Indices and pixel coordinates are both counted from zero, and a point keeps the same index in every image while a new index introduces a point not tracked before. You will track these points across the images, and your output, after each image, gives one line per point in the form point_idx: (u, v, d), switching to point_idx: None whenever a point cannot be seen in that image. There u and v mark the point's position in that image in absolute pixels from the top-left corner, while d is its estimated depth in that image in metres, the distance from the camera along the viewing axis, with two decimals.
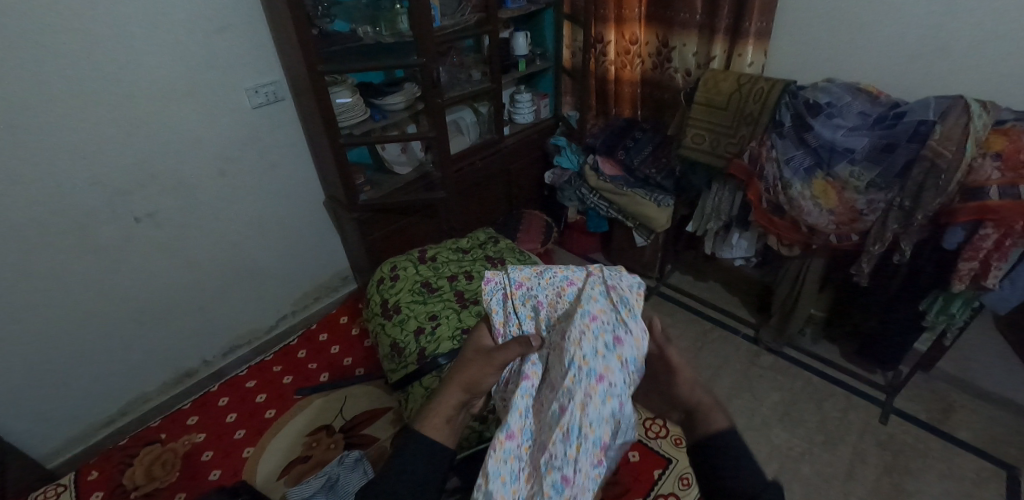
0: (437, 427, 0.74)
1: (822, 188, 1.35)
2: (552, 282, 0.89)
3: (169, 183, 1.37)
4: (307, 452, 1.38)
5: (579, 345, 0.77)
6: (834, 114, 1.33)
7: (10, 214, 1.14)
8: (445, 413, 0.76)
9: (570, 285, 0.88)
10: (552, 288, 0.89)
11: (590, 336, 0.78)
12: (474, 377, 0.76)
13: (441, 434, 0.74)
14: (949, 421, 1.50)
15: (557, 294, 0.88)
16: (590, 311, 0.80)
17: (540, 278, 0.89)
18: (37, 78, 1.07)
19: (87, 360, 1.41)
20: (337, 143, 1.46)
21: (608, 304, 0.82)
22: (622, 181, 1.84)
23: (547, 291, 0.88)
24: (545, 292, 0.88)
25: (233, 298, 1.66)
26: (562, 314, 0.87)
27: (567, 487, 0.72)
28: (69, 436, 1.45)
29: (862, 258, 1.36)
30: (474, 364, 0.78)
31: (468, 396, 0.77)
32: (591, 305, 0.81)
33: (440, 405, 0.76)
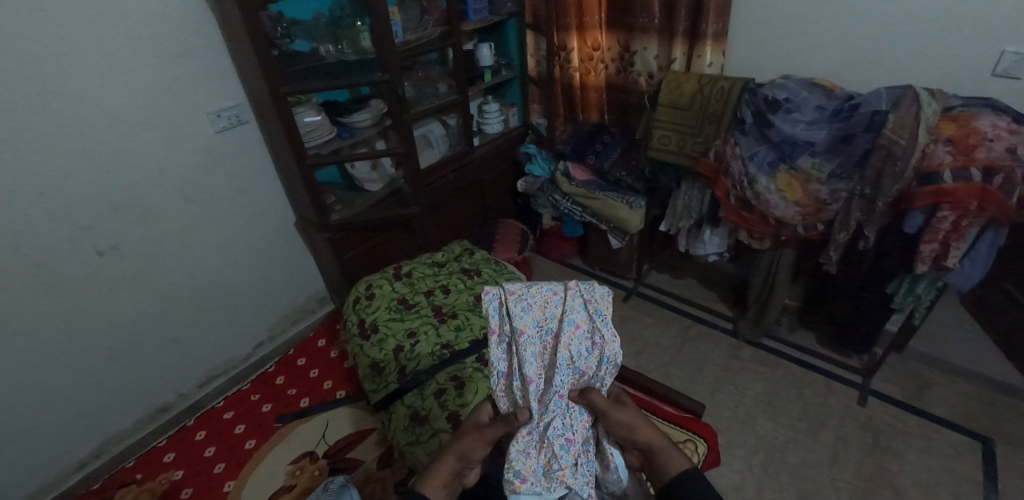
0: (436, 490, 0.71)
1: (786, 181, 1.39)
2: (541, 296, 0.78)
3: (133, 214, 1.33)
4: (291, 481, 1.34)
5: (567, 348, 0.73)
6: (792, 110, 1.36)
7: None
8: (443, 475, 0.72)
9: (555, 293, 0.77)
10: (538, 294, 0.76)
11: (576, 341, 0.74)
12: (466, 446, 0.73)
13: (439, 497, 0.70)
14: (925, 399, 1.55)
15: (544, 300, 0.76)
16: (574, 320, 0.74)
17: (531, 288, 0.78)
18: None
19: (52, 403, 1.34)
20: (305, 163, 1.44)
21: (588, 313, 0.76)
22: (594, 185, 1.86)
23: (536, 296, 0.76)
24: (532, 297, 0.76)
25: (207, 328, 1.62)
26: (550, 319, 0.75)
27: (571, 447, 0.75)
28: (37, 485, 1.38)
29: (829, 247, 1.41)
30: (466, 433, 0.75)
31: (461, 466, 0.72)
32: (575, 314, 0.75)
33: (436, 467, 0.73)
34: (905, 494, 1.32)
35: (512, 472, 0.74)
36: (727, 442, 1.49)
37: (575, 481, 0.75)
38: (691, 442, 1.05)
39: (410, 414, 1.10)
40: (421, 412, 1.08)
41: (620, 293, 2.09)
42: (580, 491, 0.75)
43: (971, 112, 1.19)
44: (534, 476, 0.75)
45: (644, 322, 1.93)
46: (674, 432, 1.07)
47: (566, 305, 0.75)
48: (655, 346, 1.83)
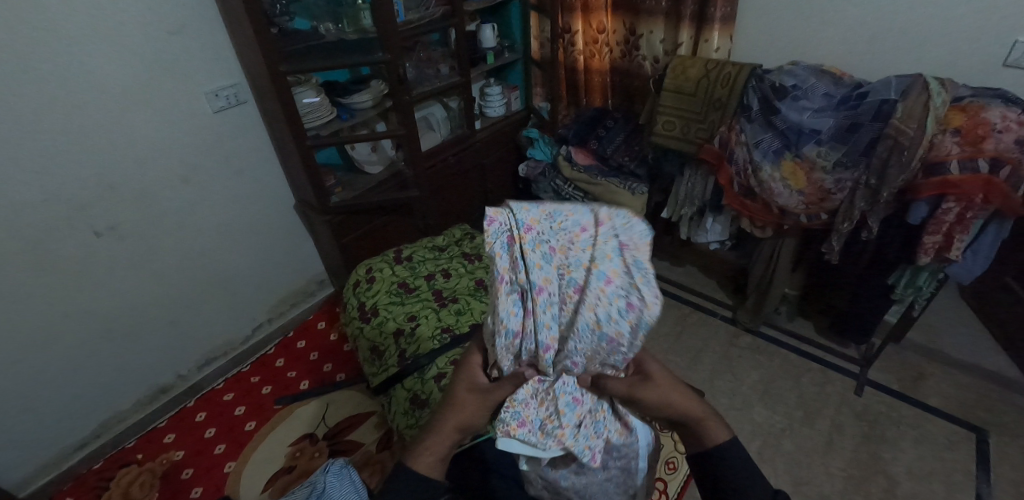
0: (431, 465, 0.62)
1: (790, 169, 1.38)
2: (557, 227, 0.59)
3: (130, 195, 1.31)
4: (290, 462, 1.35)
5: (588, 309, 0.55)
6: (799, 97, 1.35)
7: None
8: (438, 449, 0.62)
9: (582, 232, 0.57)
10: (561, 236, 0.57)
11: (601, 301, 0.55)
12: (470, 418, 0.62)
13: (435, 475, 0.62)
14: (920, 389, 1.56)
15: (567, 243, 0.56)
16: (602, 272, 0.55)
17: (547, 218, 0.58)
18: None
19: (52, 384, 1.34)
20: (305, 145, 1.42)
21: (622, 265, 0.55)
22: (596, 170, 1.85)
23: (559, 236, 0.56)
24: (553, 240, 0.57)
25: (205, 310, 1.61)
26: (572, 269, 0.56)
27: (577, 408, 0.67)
28: (38, 463, 1.39)
29: (832, 236, 1.40)
30: (467, 400, 0.62)
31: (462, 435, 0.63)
32: (603, 264, 0.55)
33: (430, 441, 0.62)
34: (898, 483, 1.34)
35: (511, 412, 0.65)
36: None
37: (578, 444, 0.68)
38: None
39: (410, 398, 1.09)
40: (421, 395, 1.07)
41: None
42: (579, 453, 0.69)
43: (981, 102, 1.16)
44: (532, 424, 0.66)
45: None
46: None
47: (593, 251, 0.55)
48: (654, 333, 1.84)
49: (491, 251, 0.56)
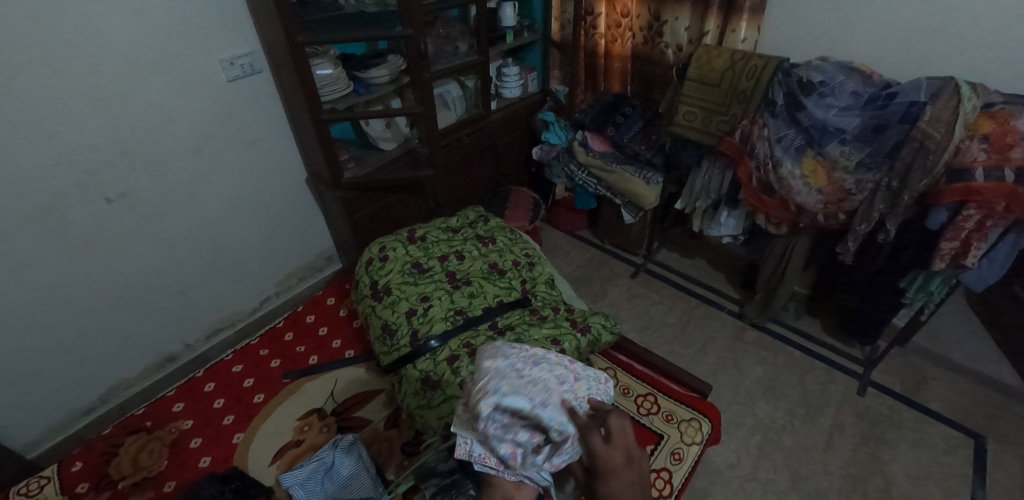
0: None
1: (812, 167, 1.37)
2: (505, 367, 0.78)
3: (141, 162, 1.28)
4: (298, 436, 1.30)
5: (543, 382, 0.76)
6: (826, 94, 1.32)
7: None
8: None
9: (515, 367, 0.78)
10: (519, 358, 0.79)
11: (535, 388, 0.74)
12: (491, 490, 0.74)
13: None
14: (922, 393, 1.57)
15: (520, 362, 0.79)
16: (518, 379, 0.75)
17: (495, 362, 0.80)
18: None
19: (60, 349, 1.34)
20: (321, 118, 1.39)
21: (512, 386, 0.73)
22: (612, 158, 1.80)
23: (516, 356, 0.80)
24: (521, 356, 0.80)
25: (214, 280, 1.60)
26: (526, 367, 0.78)
27: (570, 376, 0.80)
28: (47, 426, 1.39)
29: (848, 237, 1.39)
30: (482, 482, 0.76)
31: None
32: (517, 378, 0.75)
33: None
34: (895, 484, 1.36)
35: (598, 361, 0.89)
36: (726, 422, 1.52)
37: (510, 355, 0.80)
38: (695, 421, 1.20)
39: (422, 378, 1.08)
40: (433, 377, 1.07)
41: (628, 269, 2.06)
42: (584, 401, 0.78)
43: (1014, 109, 1.13)
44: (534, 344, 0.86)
45: (650, 299, 1.92)
46: (681, 411, 1.22)
47: (513, 369, 0.76)
48: (661, 323, 1.83)
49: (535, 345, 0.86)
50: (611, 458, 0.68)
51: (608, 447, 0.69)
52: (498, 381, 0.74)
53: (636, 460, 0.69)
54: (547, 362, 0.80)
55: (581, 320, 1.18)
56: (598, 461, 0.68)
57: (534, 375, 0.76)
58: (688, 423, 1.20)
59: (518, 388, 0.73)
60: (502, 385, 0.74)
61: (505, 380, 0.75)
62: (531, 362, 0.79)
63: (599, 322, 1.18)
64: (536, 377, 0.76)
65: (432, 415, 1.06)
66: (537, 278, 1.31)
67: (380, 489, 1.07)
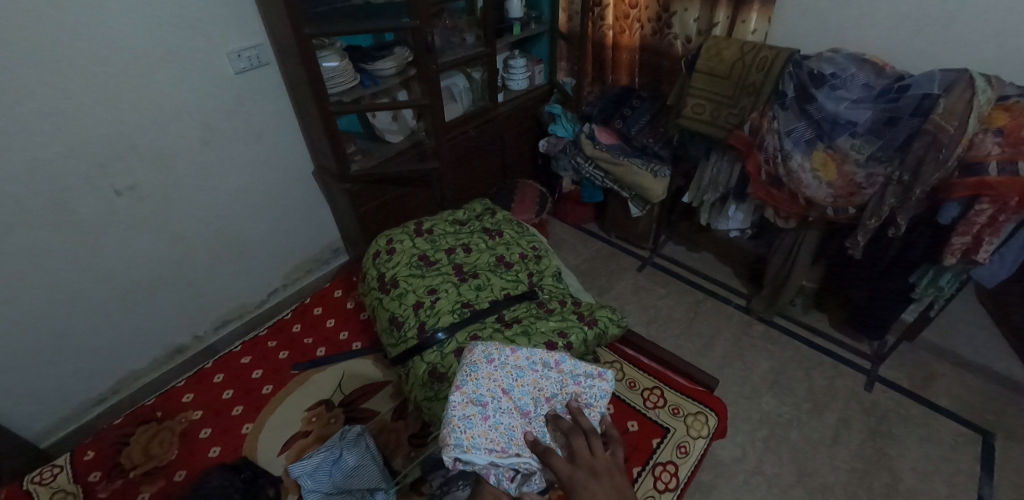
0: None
1: (822, 160, 1.34)
2: (467, 412, 0.85)
3: (150, 154, 1.29)
4: (306, 427, 1.31)
5: (503, 422, 0.86)
6: (838, 86, 1.31)
7: None
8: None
9: (476, 409, 0.85)
10: (481, 395, 0.87)
11: (495, 432, 0.85)
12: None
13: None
14: (930, 389, 1.56)
15: (481, 401, 0.87)
16: (480, 425, 0.84)
17: (459, 401, 0.86)
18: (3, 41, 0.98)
19: (71, 339, 1.35)
20: (328, 111, 1.39)
21: (473, 437, 0.82)
22: (619, 150, 1.79)
23: (477, 394, 0.87)
24: (483, 391, 0.88)
25: (222, 273, 1.61)
26: (487, 407, 0.86)
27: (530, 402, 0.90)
28: (60, 415, 1.41)
29: (858, 231, 1.38)
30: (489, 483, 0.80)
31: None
32: (478, 424, 0.84)
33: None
34: (901, 479, 1.35)
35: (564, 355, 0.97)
36: (732, 415, 1.52)
37: (472, 392, 0.87)
38: (701, 415, 1.20)
39: (429, 371, 1.08)
40: (441, 369, 1.07)
41: (634, 263, 2.06)
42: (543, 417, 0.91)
43: None
44: (500, 359, 0.92)
45: (656, 293, 1.92)
46: (688, 404, 1.22)
47: (474, 415, 0.85)
48: (667, 317, 1.83)
49: (499, 360, 0.92)
50: (574, 475, 0.75)
51: (572, 466, 0.76)
52: (459, 433, 0.82)
53: (603, 473, 0.75)
54: (506, 396, 0.89)
55: (588, 314, 1.18)
56: (564, 479, 0.75)
57: (495, 416, 0.86)
58: (695, 417, 1.20)
59: (479, 437, 0.83)
60: (463, 436, 0.82)
61: (468, 430, 0.83)
62: (490, 401, 0.87)
63: (606, 315, 1.18)
64: (497, 421, 0.86)
65: (439, 408, 1.05)
66: (543, 271, 1.31)
67: (391, 482, 1.08)
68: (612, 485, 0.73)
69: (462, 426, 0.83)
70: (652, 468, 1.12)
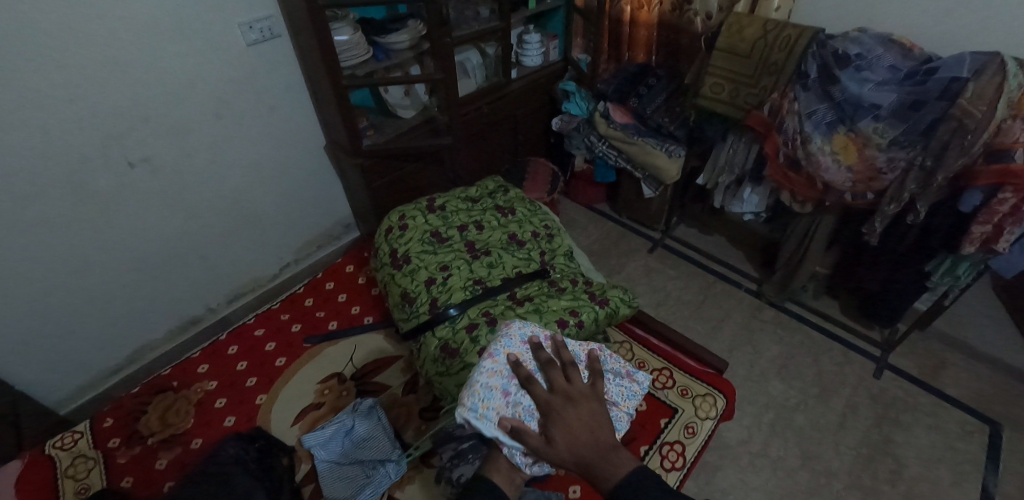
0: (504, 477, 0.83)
1: (842, 143, 1.32)
2: (491, 381, 0.87)
3: (163, 127, 1.28)
4: (319, 399, 1.33)
5: (518, 403, 0.86)
6: (863, 67, 1.29)
7: None
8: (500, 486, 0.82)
9: (497, 382, 0.87)
10: (505, 371, 0.89)
11: (508, 408, 0.85)
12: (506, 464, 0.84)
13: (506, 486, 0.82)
14: (939, 378, 1.56)
15: (504, 377, 0.88)
16: (495, 397, 0.85)
17: (487, 369, 0.88)
18: (15, 10, 0.96)
19: (89, 310, 1.38)
20: (340, 85, 1.37)
21: (487, 406, 0.84)
22: (633, 130, 1.76)
23: (503, 369, 0.89)
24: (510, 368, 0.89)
25: (234, 246, 1.62)
26: (508, 384, 0.88)
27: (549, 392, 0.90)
28: (79, 382, 1.45)
29: (875, 217, 1.36)
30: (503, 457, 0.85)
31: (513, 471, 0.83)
32: (495, 397, 0.85)
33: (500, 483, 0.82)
34: (906, 466, 1.36)
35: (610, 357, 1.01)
36: (739, 399, 1.53)
37: (500, 365, 0.89)
38: (710, 396, 1.21)
39: (441, 346, 1.09)
40: (452, 344, 1.07)
41: (645, 244, 2.04)
42: None
43: None
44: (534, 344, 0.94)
45: (667, 275, 1.91)
46: (696, 385, 1.22)
47: (494, 386, 0.86)
48: (676, 299, 1.82)
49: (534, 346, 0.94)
50: (551, 401, 0.79)
51: (550, 394, 0.80)
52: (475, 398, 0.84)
53: (578, 399, 0.78)
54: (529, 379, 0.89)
55: (599, 294, 1.18)
56: (542, 405, 0.78)
57: (513, 394, 0.87)
58: (703, 398, 1.20)
59: (492, 407, 0.84)
60: (479, 402, 0.84)
61: (486, 400, 0.85)
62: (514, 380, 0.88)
63: (617, 295, 1.18)
64: (516, 400, 0.86)
65: (449, 383, 1.06)
66: (556, 250, 1.31)
67: (400, 452, 1.12)
68: (588, 410, 0.77)
69: (481, 391, 0.85)
70: (659, 447, 1.13)
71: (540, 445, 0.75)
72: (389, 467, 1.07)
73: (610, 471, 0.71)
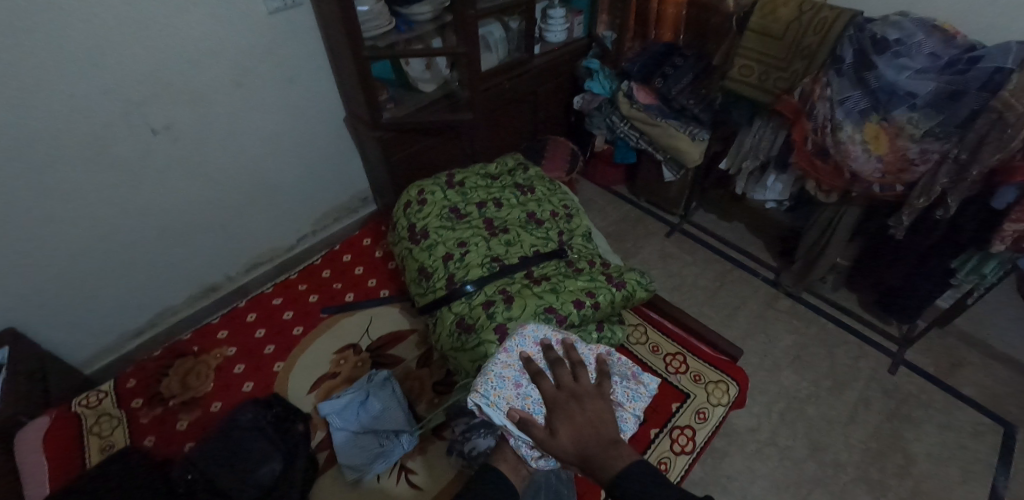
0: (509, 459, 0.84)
1: (874, 133, 1.28)
2: (503, 372, 0.89)
3: (184, 94, 1.27)
4: (335, 369, 1.35)
5: (528, 395, 0.88)
6: (901, 53, 1.22)
7: (19, 125, 1.07)
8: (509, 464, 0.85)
9: (508, 373, 0.89)
10: (517, 364, 0.91)
11: (517, 399, 0.87)
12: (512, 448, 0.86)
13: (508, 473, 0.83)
14: (956, 376, 1.54)
15: (515, 369, 0.90)
16: (506, 388, 0.87)
17: (500, 360, 0.91)
18: None
19: (112, 273, 1.40)
20: (361, 56, 1.35)
21: (498, 395, 0.86)
22: (655, 111, 1.71)
23: (515, 362, 0.91)
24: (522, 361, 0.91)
25: (252, 216, 1.63)
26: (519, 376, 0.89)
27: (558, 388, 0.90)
28: (103, 344, 1.49)
29: (903, 210, 1.32)
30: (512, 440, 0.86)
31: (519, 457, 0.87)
32: (505, 387, 0.87)
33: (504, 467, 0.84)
34: (914, 462, 1.36)
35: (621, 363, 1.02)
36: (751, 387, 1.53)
37: (513, 357, 0.92)
38: (722, 384, 1.21)
39: (457, 322, 1.09)
40: (468, 320, 1.07)
41: (663, 229, 2.02)
42: None
43: None
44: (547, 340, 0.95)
45: (682, 261, 1.89)
46: (709, 372, 1.22)
47: (506, 377, 0.88)
48: (691, 285, 1.81)
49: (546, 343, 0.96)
50: (557, 396, 0.81)
51: (556, 389, 0.82)
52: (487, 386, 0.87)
53: (583, 396, 0.81)
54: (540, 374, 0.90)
55: (616, 275, 1.17)
56: (548, 400, 0.81)
57: (523, 387, 0.88)
58: (716, 385, 1.20)
59: (501, 396, 0.86)
60: (490, 390, 0.86)
61: (497, 388, 0.87)
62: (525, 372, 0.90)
63: (634, 278, 1.17)
64: (526, 392, 0.88)
65: (464, 358, 1.06)
66: (574, 230, 1.29)
67: (415, 424, 1.15)
68: (591, 407, 0.78)
69: (492, 379, 0.88)
70: (669, 431, 1.13)
71: (543, 436, 0.76)
72: (402, 438, 1.10)
73: (608, 463, 0.70)
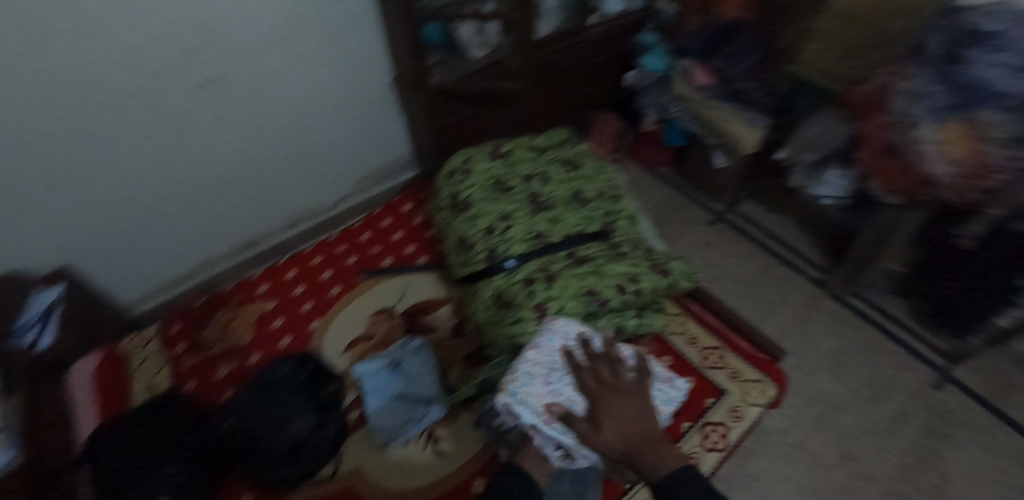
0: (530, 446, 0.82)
1: (954, 134, 1.07)
2: (531, 370, 0.88)
3: (236, 46, 1.25)
4: (370, 331, 1.36)
5: (558, 392, 0.86)
6: (999, 45, 1.01)
7: (75, 73, 1.05)
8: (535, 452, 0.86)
9: (536, 371, 0.88)
10: (546, 362, 0.89)
11: (546, 397, 0.85)
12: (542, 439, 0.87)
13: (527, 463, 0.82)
14: (1005, 400, 1.46)
15: (544, 366, 0.88)
16: (534, 386, 0.86)
17: (528, 359, 0.90)
18: None
19: (158, 222, 1.43)
20: (412, 16, 1.30)
21: (525, 394, 0.85)
22: (715, 93, 1.65)
23: (544, 359, 0.89)
24: (551, 358, 0.90)
25: (294, 173, 1.62)
26: (547, 373, 0.88)
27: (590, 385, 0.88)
28: (148, 288, 1.54)
29: (974, 219, 1.22)
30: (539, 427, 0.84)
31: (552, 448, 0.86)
32: (533, 385, 0.86)
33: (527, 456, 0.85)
34: (950, 483, 1.30)
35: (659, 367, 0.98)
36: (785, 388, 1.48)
37: (541, 355, 0.90)
38: (760, 383, 1.17)
39: (495, 296, 1.08)
40: (507, 296, 1.06)
41: (706, 217, 1.94)
42: None
43: None
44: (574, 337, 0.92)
45: (723, 252, 1.83)
46: (748, 371, 1.19)
47: (534, 375, 0.87)
48: (731, 278, 1.75)
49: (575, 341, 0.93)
50: (600, 390, 0.81)
51: (598, 384, 0.83)
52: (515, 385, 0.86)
53: (625, 391, 0.81)
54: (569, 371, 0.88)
55: (661, 262, 1.14)
56: (591, 393, 0.81)
57: (551, 384, 0.86)
58: (754, 384, 1.16)
59: (530, 395, 0.85)
60: (518, 390, 0.85)
61: (525, 386, 0.86)
62: (553, 369, 0.88)
63: (680, 267, 1.14)
64: (556, 390, 0.86)
65: (499, 334, 1.05)
66: (619, 213, 1.25)
67: (444, 394, 1.18)
68: (632, 403, 0.79)
69: (520, 379, 0.87)
70: (701, 426, 1.11)
71: (587, 431, 0.76)
72: (433, 409, 1.14)
73: (655, 463, 0.74)
